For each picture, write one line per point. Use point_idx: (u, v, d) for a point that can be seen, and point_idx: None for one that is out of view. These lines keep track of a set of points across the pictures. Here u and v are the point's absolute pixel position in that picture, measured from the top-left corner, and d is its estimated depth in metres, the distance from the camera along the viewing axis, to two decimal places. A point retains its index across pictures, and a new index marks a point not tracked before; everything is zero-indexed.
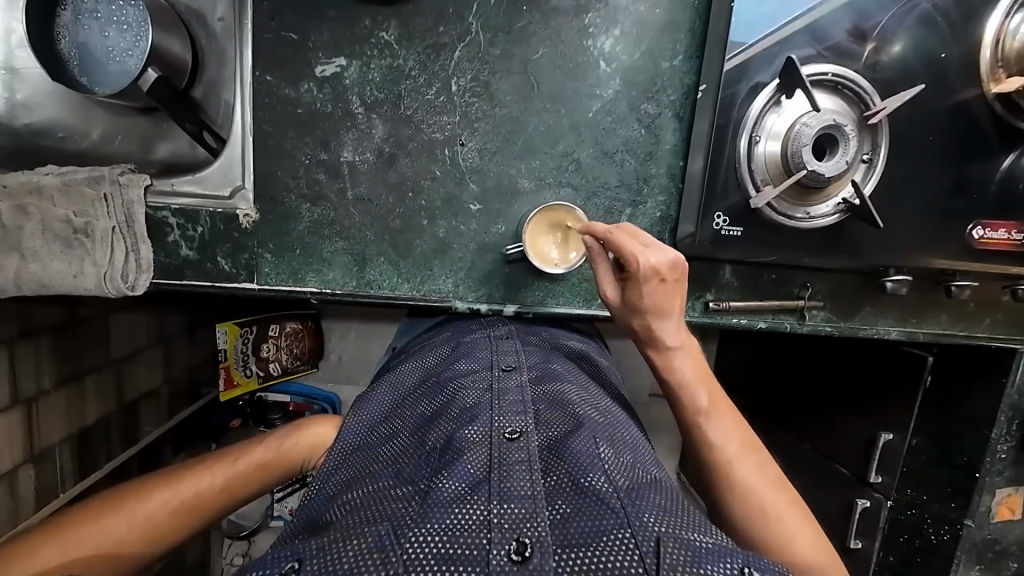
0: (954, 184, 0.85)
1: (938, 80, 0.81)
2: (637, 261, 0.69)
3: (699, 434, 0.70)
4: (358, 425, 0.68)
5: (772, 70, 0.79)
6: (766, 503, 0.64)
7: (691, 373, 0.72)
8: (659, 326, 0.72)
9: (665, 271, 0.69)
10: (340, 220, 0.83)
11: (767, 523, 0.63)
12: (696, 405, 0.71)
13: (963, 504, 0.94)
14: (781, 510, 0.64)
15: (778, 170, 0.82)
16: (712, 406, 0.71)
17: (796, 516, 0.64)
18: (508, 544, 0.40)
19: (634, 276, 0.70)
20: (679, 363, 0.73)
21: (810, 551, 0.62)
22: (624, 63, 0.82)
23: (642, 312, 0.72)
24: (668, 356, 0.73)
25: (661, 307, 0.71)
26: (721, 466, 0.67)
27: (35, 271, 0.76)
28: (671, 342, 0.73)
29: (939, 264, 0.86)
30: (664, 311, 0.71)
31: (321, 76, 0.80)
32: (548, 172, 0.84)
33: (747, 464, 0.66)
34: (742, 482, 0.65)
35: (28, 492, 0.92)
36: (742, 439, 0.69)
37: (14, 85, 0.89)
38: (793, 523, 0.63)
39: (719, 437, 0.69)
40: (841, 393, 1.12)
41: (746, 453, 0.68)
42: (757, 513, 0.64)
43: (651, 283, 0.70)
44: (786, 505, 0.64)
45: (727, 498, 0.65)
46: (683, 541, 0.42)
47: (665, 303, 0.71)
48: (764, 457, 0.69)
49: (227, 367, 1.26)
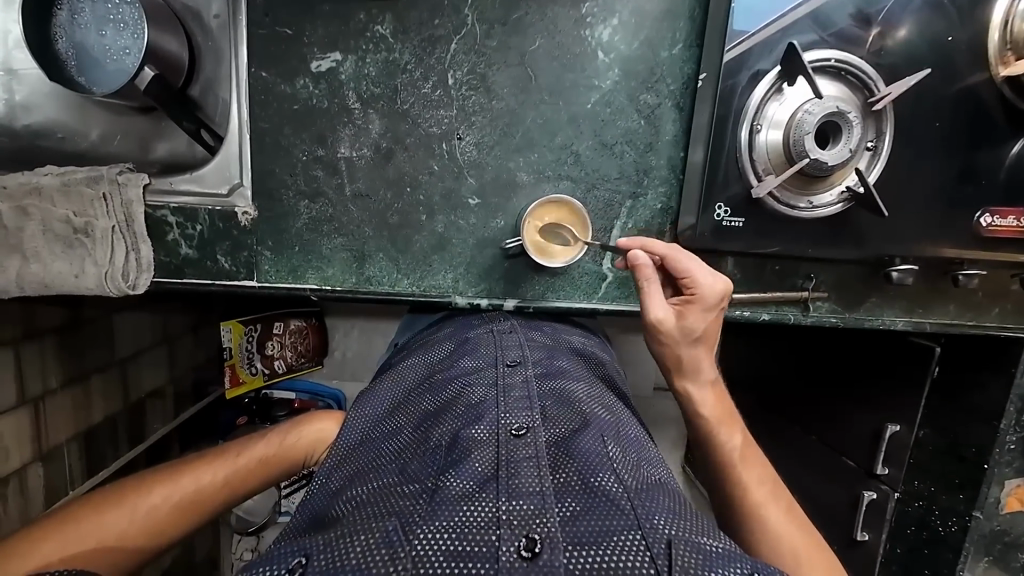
0: (962, 172, 0.83)
1: (945, 65, 0.80)
2: (707, 282, 0.72)
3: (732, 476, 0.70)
4: (363, 422, 0.68)
5: (773, 57, 0.78)
6: (799, 548, 0.63)
7: (721, 416, 0.74)
8: (702, 354, 0.74)
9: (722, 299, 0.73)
10: (338, 217, 0.82)
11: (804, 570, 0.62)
12: (727, 447, 0.72)
13: (971, 496, 0.92)
14: (815, 558, 0.63)
15: (781, 159, 0.80)
16: (743, 451, 0.72)
17: (828, 565, 0.63)
18: (518, 541, 0.40)
19: (700, 297, 0.72)
20: (710, 403, 0.75)
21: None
22: (622, 53, 0.81)
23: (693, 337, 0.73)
24: (700, 394, 0.75)
25: (709, 334, 0.74)
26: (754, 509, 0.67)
27: (37, 272, 0.76)
28: (707, 378, 0.75)
29: (946, 253, 0.85)
30: (710, 340, 0.75)
31: (317, 71, 0.79)
32: (547, 165, 0.83)
33: (778, 508, 0.67)
34: (774, 525, 0.65)
35: (38, 492, 0.94)
36: (771, 485, 0.70)
37: (13, 86, 0.90)
38: (827, 571, 0.62)
39: (751, 479, 0.69)
40: (847, 386, 1.11)
41: (776, 498, 0.68)
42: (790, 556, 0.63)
43: (711, 305, 0.73)
44: (818, 552, 0.64)
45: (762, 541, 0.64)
46: (694, 543, 0.42)
47: (712, 331, 0.74)
48: (792, 505, 0.69)
49: (233, 365, 1.28)
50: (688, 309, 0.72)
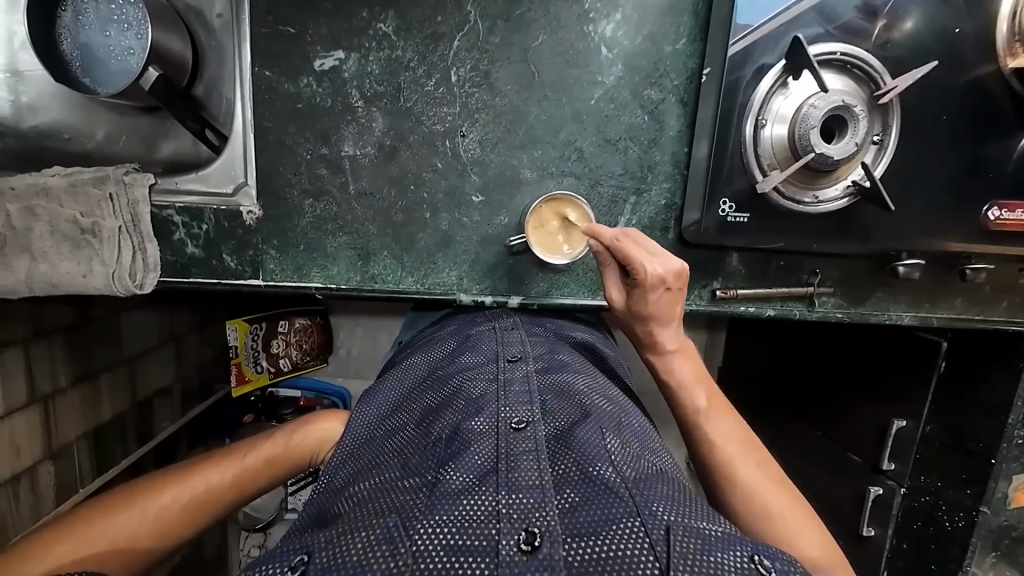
0: (969, 165, 0.82)
1: (952, 57, 0.79)
2: (644, 270, 0.69)
3: (699, 434, 0.70)
4: (366, 419, 0.68)
5: (778, 51, 0.77)
6: (770, 503, 0.63)
7: (688, 375, 0.74)
8: (659, 331, 0.74)
9: (670, 280, 0.70)
10: (343, 215, 0.83)
11: (770, 522, 0.62)
12: (694, 405, 0.72)
13: (978, 491, 0.92)
14: (785, 508, 0.63)
15: (786, 154, 0.80)
16: (710, 407, 0.72)
17: (798, 513, 0.63)
18: (518, 534, 0.40)
19: (641, 284, 0.70)
20: (677, 365, 0.75)
21: (816, 550, 0.60)
22: (626, 48, 0.80)
23: (645, 318, 0.73)
24: (666, 359, 0.75)
25: (663, 315, 0.72)
26: (720, 464, 0.67)
27: (45, 272, 0.77)
28: (668, 345, 0.75)
29: (953, 247, 0.84)
30: (668, 321, 0.73)
31: (320, 70, 0.79)
32: (551, 162, 0.83)
33: (747, 460, 0.66)
34: (743, 478, 0.65)
35: (49, 489, 0.95)
36: (740, 437, 0.69)
37: (18, 88, 0.90)
38: (796, 522, 0.62)
39: (719, 435, 0.69)
40: (853, 381, 1.11)
41: (746, 452, 0.68)
42: (758, 508, 0.63)
43: (656, 292, 0.70)
44: (787, 503, 0.63)
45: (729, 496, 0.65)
46: (693, 529, 0.42)
47: (667, 311, 0.72)
48: (764, 456, 0.68)
49: (238, 363, 1.29)
50: (634, 294, 0.72)
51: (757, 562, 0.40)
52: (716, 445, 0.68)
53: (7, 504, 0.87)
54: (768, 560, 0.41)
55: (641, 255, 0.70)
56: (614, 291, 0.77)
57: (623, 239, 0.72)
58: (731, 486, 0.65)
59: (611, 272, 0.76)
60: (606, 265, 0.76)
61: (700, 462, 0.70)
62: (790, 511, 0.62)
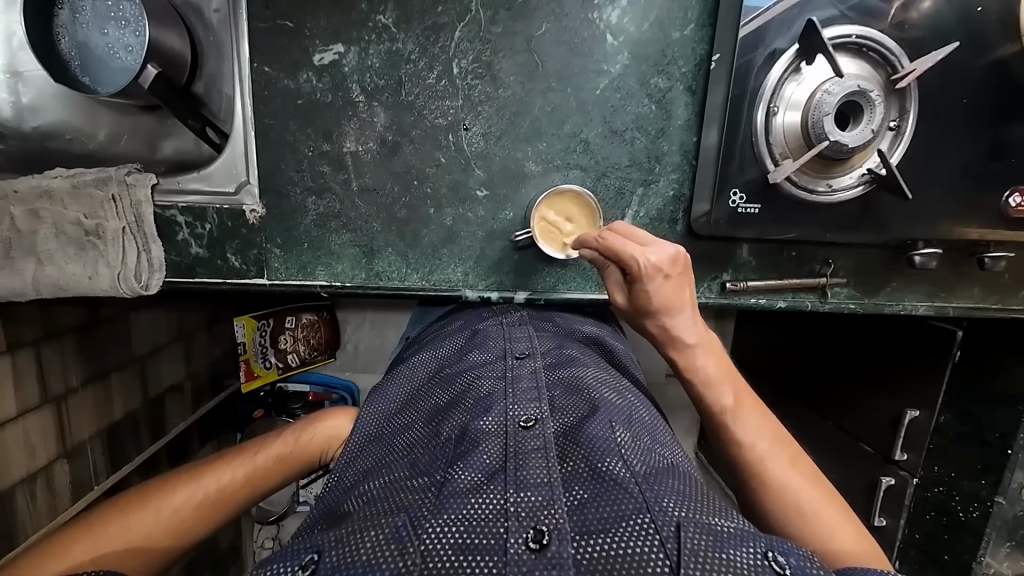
0: (991, 148, 0.79)
1: (973, 37, 0.76)
2: (637, 261, 0.66)
3: (728, 434, 0.68)
4: (374, 418, 0.68)
5: (790, 35, 0.75)
6: (803, 502, 0.63)
7: (713, 369, 0.71)
8: (673, 323, 0.70)
9: (667, 266, 0.67)
10: (346, 212, 0.82)
11: (805, 520, 0.62)
12: (721, 403, 0.70)
13: (994, 480, 0.91)
14: (820, 506, 0.62)
15: (798, 142, 0.77)
16: (738, 404, 0.69)
17: (833, 510, 0.62)
18: (526, 532, 0.40)
19: (638, 277, 0.68)
20: (701, 360, 0.71)
21: (854, 546, 0.60)
22: (632, 35, 0.78)
23: (654, 312, 0.70)
24: (687, 354, 0.71)
25: (670, 303, 0.69)
26: (752, 464, 0.66)
27: (51, 274, 0.77)
28: (688, 339, 0.71)
29: (971, 234, 0.82)
30: (677, 308, 0.70)
31: (320, 64, 0.78)
32: (556, 154, 0.81)
33: (778, 458, 0.65)
34: (776, 477, 0.64)
35: (65, 486, 0.96)
36: (771, 434, 0.68)
37: (18, 89, 0.90)
38: (832, 519, 0.62)
39: (750, 433, 0.67)
40: (866, 372, 1.09)
41: (778, 449, 0.67)
42: (791, 507, 0.63)
43: (656, 280, 0.68)
44: (822, 500, 0.63)
45: (763, 497, 0.64)
46: (704, 525, 0.41)
47: (673, 298, 0.69)
48: (796, 451, 0.68)
49: (247, 359, 1.30)
50: (636, 289, 0.69)
51: (771, 557, 0.40)
52: (747, 445, 0.67)
53: (25, 502, 0.88)
54: (782, 556, 0.40)
55: (631, 246, 0.67)
56: (619, 294, 0.74)
57: (608, 235, 0.70)
58: (764, 487, 0.64)
59: (611, 270, 0.73)
60: (604, 264, 0.72)
61: (731, 461, 0.68)
62: (824, 507, 0.62)
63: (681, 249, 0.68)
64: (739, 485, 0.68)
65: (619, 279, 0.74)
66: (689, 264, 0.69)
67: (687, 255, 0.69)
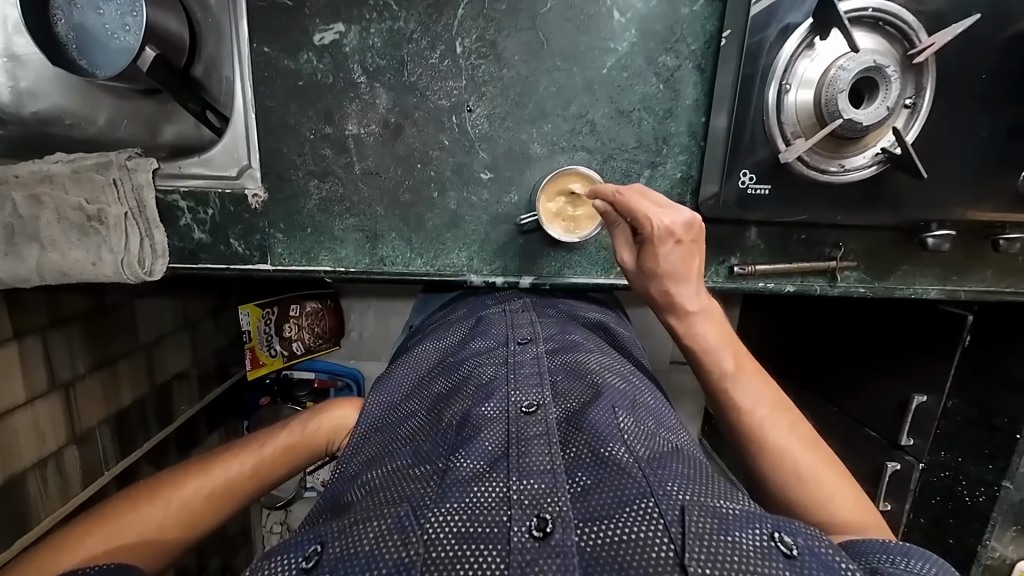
0: (1009, 127, 0.77)
1: (994, 11, 0.73)
2: (650, 221, 0.66)
3: (726, 397, 0.67)
4: (378, 406, 0.67)
5: (804, 9, 0.72)
6: (802, 466, 0.61)
7: (714, 336, 0.70)
8: (677, 290, 0.69)
9: (679, 232, 0.67)
10: (349, 197, 0.81)
11: (801, 485, 0.60)
12: (721, 368, 0.68)
13: (1001, 466, 0.90)
14: (819, 471, 0.60)
15: (810, 121, 0.75)
16: (738, 369, 0.68)
17: (832, 475, 0.60)
18: (530, 520, 0.39)
19: (649, 238, 0.67)
20: (702, 327, 0.70)
21: (854, 511, 0.58)
22: (640, 12, 0.76)
23: (660, 275, 0.69)
24: (689, 322, 0.70)
25: (678, 271, 0.68)
26: (749, 427, 0.64)
27: (55, 261, 0.77)
28: (691, 307, 0.70)
29: (986, 216, 0.80)
30: (685, 275, 0.68)
31: (321, 44, 0.76)
32: (562, 136, 0.80)
33: (778, 422, 0.64)
34: (774, 441, 0.62)
35: (75, 472, 0.97)
36: (771, 400, 0.66)
37: (16, 73, 0.88)
38: (831, 485, 0.59)
39: (748, 398, 0.66)
40: (876, 356, 1.08)
41: (777, 414, 0.65)
42: (788, 470, 0.61)
43: (665, 244, 0.67)
44: (821, 465, 0.61)
45: (760, 462, 0.63)
46: (708, 508, 0.41)
47: (682, 266, 0.68)
48: (796, 417, 0.66)
49: (252, 347, 1.30)
50: (647, 248, 0.69)
51: (778, 539, 0.39)
52: (745, 409, 0.65)
53: (37, 489, 0.89)
54: (789, 537, 0.40)
55: (647, 207, 0.67)
56: (625, 252, 0.73)
57: (627, 191, 0.69)
58: (761, 452, 0.62)
59: (619, 229, 0.73)
60: (614, 221, 0.72)
61: (728, 426, 0.67)
62: (825, 473, 0.60)
63: (697, 217, 0.68)
64: (738, 453, 0.66)
65: (627, 238, 0.74)
66: (703, 234, 0.68)
67: (702, 227, 0.68)
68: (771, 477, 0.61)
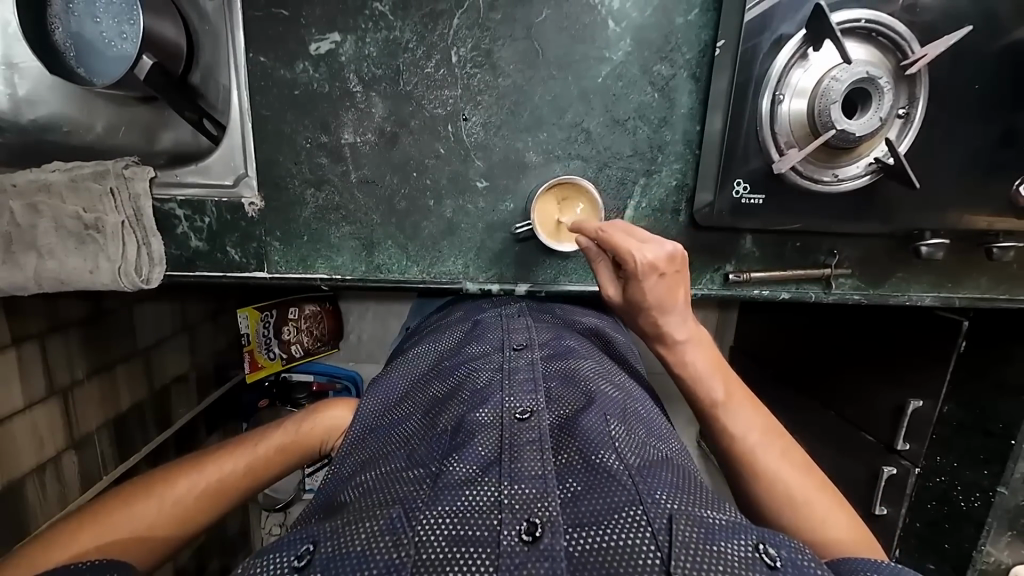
0: (1002, 135, 0.78)
1: (988, 20, 0.74)
2: (632, 259, 0.65)
3: (719, 427, 0.67)
4: (372, 409, 0.68)
5: (797, 19, 0.73)
6: (796, 493, 0.61)
7: (704, 365, 0.70)
8: (665, 321, 0.70)
9: (662, 265, 0.66)
10: (346, 205, 0.81)
11: (795, 510, 0.60)
12: (712, 398, 0.68)
13: (996, 471, 0.91)
14: (811, 494, 0.61)
15: (804, 131, 0.76)
16: (729, 398, 0.68)
17: (824, 499, 0.61)
18: (519, 524, 0.40)
19: (632, 276, 0.67)
20: (691, 356, 0.70)
21: (848, 533, 0.59)
22: (635, 21, 0.76)
23: (647, 310, 0.69)
24: (679, 352, 0.71)
25: (664, 302, 0.68)
26: (742, 455, 0.64)
27: (53, 269, 0.77)
28: (678, 336, 0.70)
29: (981, 223, 0.80)
30: (671, 306, 0.69)
31: (316, 54, 0.77)
32: (557, 144, 0.80)
33: (770, 450, 0.64)
34: (767, 468, 0.63)
35: (74, 476, 0.97)
36: (763, 426, 0.66)
37: (14, 81, 0.87)
38: (823, 508, 0.60)
39: (741, 427, 0.66)
40: (871, 361, 1.09)
41: (769, 440, 0.65)
42: (782, 497, 0.61)
43: (650, 279, 0.67)
44: (814, 489, 0.62)
45: (754, 489, 0.63)
46: (696, 518, 0.41)
47: (667, 297, 0.68)
48: (787, 441, 0.66)
49: (251, 350, 1.29)
50: (630, 286, 0.69)
51: (763, 550, 0.40)
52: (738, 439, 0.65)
53: (36, 494, 0.90)
54: (774, 548, 0.40)
55: (629, 244, 0.67)
56: (610, 287, 0.74)
57: (608, 230, 0.69)
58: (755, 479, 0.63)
59: (603, 266, 0.73)
60: (597, 260, 0.73)
61: (721, 453, 0.67)
62: (818, 498, 0.61)
63: (679, 247, 0.67)
64: (732, 480, 0.67)
65: (611, 274, 0.74)
66: (686, 264, 0.68)
67: (685, 255, 0.68)
68: (767, 500, 0.62)
